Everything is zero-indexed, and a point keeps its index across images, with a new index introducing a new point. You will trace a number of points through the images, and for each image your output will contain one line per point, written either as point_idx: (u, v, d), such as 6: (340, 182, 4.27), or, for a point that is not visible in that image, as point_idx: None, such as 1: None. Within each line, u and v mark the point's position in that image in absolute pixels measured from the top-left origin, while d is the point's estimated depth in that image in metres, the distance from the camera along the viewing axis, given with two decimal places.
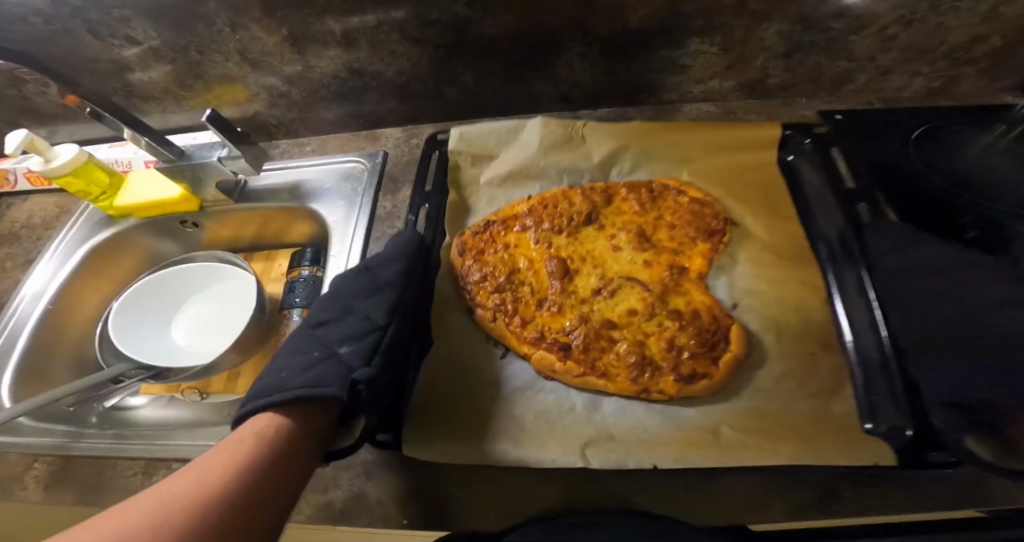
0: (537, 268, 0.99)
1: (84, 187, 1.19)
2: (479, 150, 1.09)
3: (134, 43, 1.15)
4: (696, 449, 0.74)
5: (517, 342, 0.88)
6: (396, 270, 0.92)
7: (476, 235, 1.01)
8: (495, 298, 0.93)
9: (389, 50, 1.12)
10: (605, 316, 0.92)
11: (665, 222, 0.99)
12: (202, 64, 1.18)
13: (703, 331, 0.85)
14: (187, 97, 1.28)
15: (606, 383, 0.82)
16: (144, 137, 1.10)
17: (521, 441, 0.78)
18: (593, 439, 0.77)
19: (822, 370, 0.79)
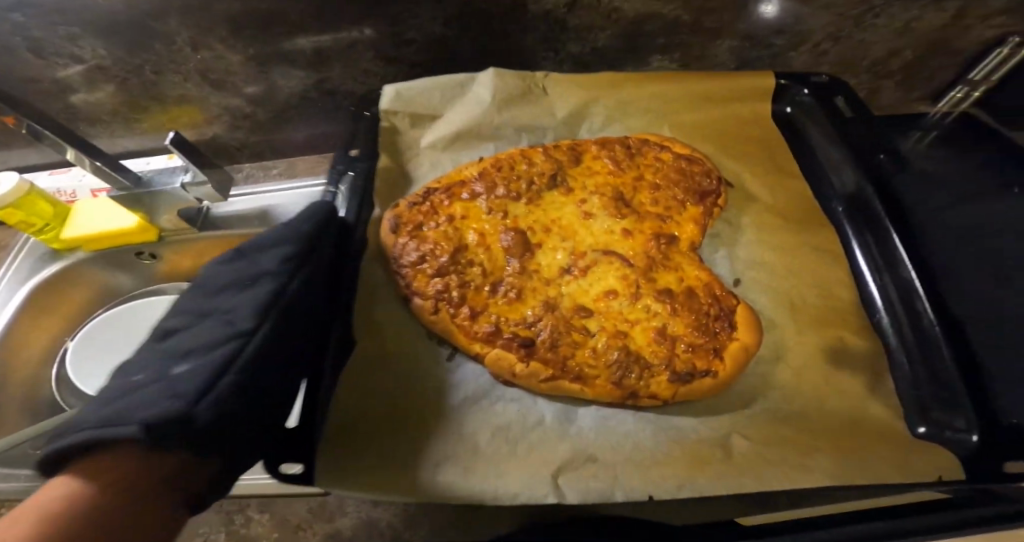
0: (488, 244, 0.88)
1: (26, 220, 1.06)
2: (419, 109, 0.98)
3: (81, 62, 1.06)
4: (705, 466, 0.68)
5: (467, 341, 0.79)
6: (280, 256, 0.76)
7: (413, 206, 0.90)
8: (437, 284, 0.83)
9: (360, 68, 1.11)
10: (577, 300, 0.83)
11: (646, 183, 0.95)
12: (158, 84, 1.13)
13: (703, 318, 0.81)
14: (140, 119, 1.22)
15: (585, 389, 0.76)
16: (95, 161, 1.01)
17: (473, 465, 0.69)
18: (567, 464, 0.69)
19: (854, 356, 0.79)
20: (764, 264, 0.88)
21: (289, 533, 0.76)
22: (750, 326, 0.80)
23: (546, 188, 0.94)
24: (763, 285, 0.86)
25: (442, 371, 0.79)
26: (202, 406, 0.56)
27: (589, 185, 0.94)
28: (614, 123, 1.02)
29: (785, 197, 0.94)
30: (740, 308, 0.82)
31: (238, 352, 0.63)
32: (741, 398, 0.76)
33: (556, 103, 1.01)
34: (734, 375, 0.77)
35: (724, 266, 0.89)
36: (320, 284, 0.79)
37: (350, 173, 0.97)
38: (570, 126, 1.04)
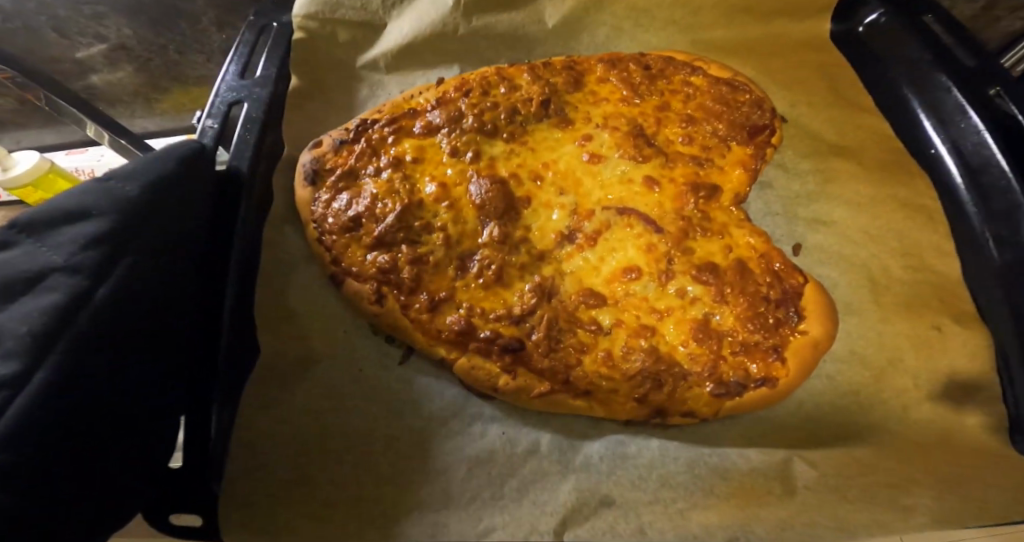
0: (454, 199, 0.69)
1: (45, 197, 1.02)
2: (354, 16, 0.76)
3: (104, 41, 1.04)
4: (758, 505, 0.54)
5: (431, 343, 0.64)
6: (77, 242, 0.43)
7: (343, 145, 0.72)
8: (376, 262, 0.66)
9: None
10: (584, 281, 0.67)
11: (673, 114, 0.77)
12: (180, 64, 1.11)
13: (761, 304, 0.66)
14: (160, 99, 1.21)
15: (595, 407, 0.62)
16: (120, 140, 1.01)
17: (445, 519, 0.55)
18: (573, 512, 0.55)
19: (955, 347, 0.62)
20: (834, 225, 0.71)
21: None
22: (823, 314, 0.65)
23: (534, 119, 0.75)
24: (830, 252, 0.70)
25: (393, 379, 0.63)
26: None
27: (594, 115, 0.76)
28: (623, 38, 0.83)
29: (859, 135, 0.76)
30: (809, 288, 0.66)
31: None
32: (813, 419, 0.61)
33: (544, 8, 0.81)
34: (802, 382, 0.63)
35: (774, 230, 0.72)
36: (192, 242, 0.54)
37: (244, 101, 0.69)
38: (565, 39, 0.83)
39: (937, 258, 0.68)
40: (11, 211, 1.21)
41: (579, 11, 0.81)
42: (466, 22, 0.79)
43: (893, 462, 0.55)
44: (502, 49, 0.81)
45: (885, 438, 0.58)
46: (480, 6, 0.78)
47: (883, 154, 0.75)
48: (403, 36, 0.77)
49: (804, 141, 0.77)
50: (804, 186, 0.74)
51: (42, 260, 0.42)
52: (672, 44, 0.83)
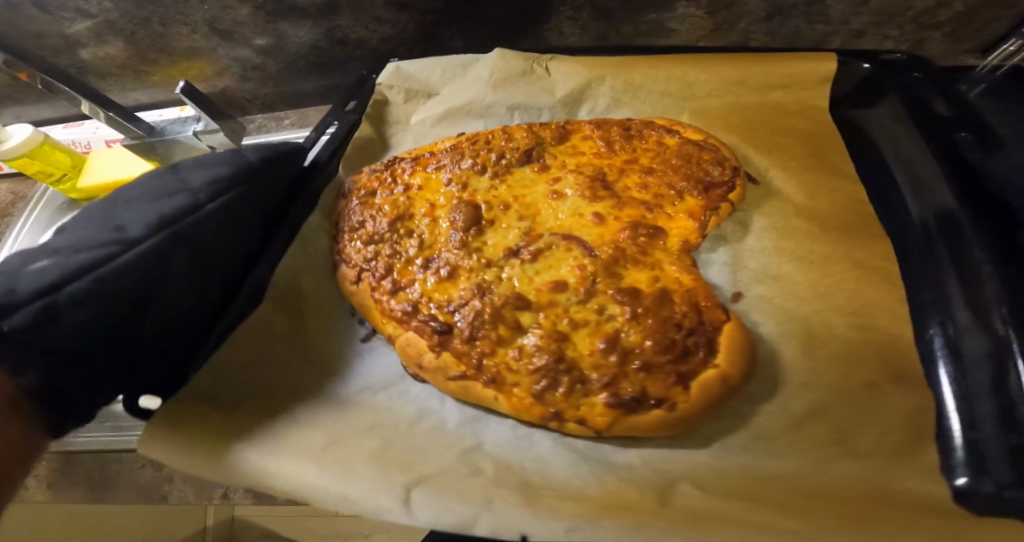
0: (436, 216, 0.83)
1: (43, 170, 1.05)
2: (416, 85, 0.98)
3: (89, 17, 1.05)
4: (622, 509, 0.53)
5: (381, 322, 0.75)
6: (214, 177, 0.65)
7: (373, 174, 0.89)
8: (367, 254, 0.80)
9: (373, 15, 1.03)
10: (516, 287, 0.73)
11: (635, 167, 0.85)
12: (166, 37, 1.10)
13: (672, 329, 0.68)
14: (149, 72, 1.18)
15: (500, 400, 0.66)
16: (106, 112, 1.02)
17: (328, 456, 0.59)
18: (436, 476, 0.57)
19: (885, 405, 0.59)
20: (780, 277, 0.72)
21: None
22: (737, 350, 0.65)
23: (517, 164, 0.87)
24: (771, 304, 0.70)
25: (352, 351, 0.74)
26: (18, 310, 0.49)
27: (569, 165, 0.87)
28: (622, 106, 0.94)
29: (828, 198, 0.78)
30: (727, 326, 0.68)
31: (98, 261, 0.53)
32: (695, 438, 0.63)
33: (556, 82, 0.95)
34: (702, 411, 0.62)
35: (719, 278, 0.75)
36: (257, 203, 0.70)
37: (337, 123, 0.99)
38: (569, 108, 0.96)
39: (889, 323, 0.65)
40: (17, 183, 1.22)
41: (588, 83, 0.94)
42: (494, 91, 0.96)
43: (726, 504, 0.52)
44: (517, 116, 0.96)
45: (741, 461, 0.59)
46: (507, 81, 0.96)
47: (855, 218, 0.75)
48: (443, 105, 0.98)
49: (772, 204, 0.80)
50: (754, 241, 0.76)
51: (173, 199, 0.61)
52: (667, 110, 0.93)
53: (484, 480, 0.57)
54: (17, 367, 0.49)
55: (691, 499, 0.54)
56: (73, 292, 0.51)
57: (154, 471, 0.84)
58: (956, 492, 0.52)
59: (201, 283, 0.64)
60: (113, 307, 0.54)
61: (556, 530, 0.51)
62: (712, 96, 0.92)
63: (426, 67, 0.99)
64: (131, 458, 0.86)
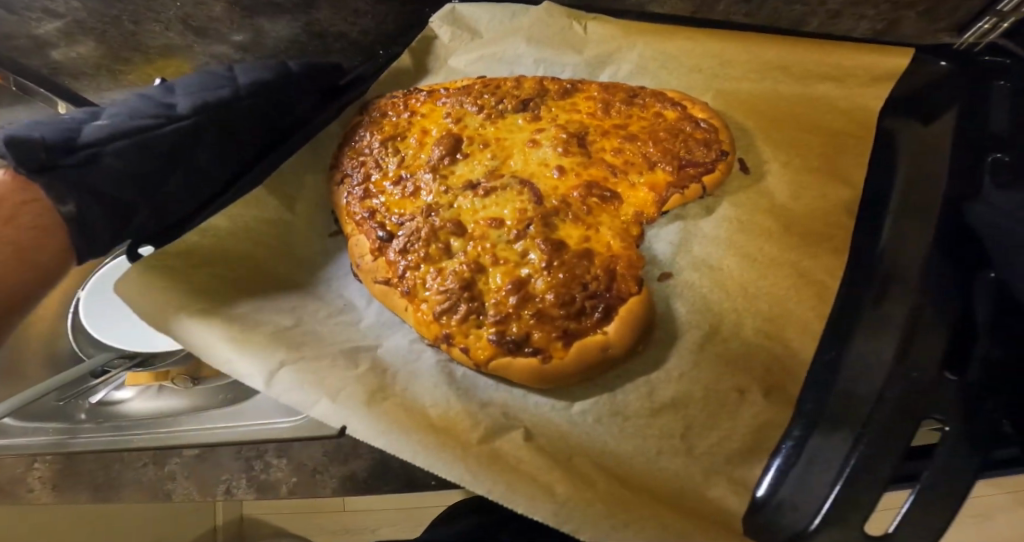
0: (424, 143, 0.91)
1: None
2: (466, 24, 1.02)
3: (56, 17, 1.03)
4: (445, 432, 0.59)
5: (345, 223, 0.85)
6: (252, 77, 0.80)
7: (391, 99, 0.95)
8: (355, 163, 0.90)
9: (352, 8, 1.00)
10: (458, 216, 0.82)
11: (619, 133, 0.89)
12: (139, 35, 1.08)
13: (574, 282, 0.74)
14: (124, 71, 1.17)
15: (409, 311, 0.75)
16: None
17: (240, 326, 0.68)
18: (311, 365, 0.65)
19: (745, 409, 0.62)
20: (718, 273, 0.74)
21: (307, 475, 0.80)
22: (632, 324, 0.69)
23: (512, 109, 0.91)
24: (695, 294, 0.73)
25: (327, 246, 0.85)
26: (75, 152, 0.62)
27: (559, 120, 0.91)
28: (643, 76, 0.97)
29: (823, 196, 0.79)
30: (634, 299, 0.71)
31: (145, 129, 0.68)
32: (569, 390, 0.68)
33: (586, 44, 0.99)
34: (575, 372, 0.67)
35: (661, 250, 0.78)
36: (281, 107, 0.84)
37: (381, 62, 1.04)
38: (592, 73, 1.00)
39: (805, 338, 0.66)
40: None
41: (612, 51, 0.98)
42: (527, 47, 1.00)
43: (538, 462, 0.57)
44: (542, 69, 1.01)
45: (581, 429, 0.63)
46: (542, 40, 1.00)
47: (823, 228, 0.76)
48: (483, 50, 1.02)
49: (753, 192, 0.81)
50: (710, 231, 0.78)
51: (214, 91, 0.76)
52: (691, 84, 0.95)
53: (353, 373, 0.64)
54: (62, 195, 0.61)
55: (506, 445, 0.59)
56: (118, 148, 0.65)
57: (155, 468, 0.85)
58: (751, 504, 0.58)
59: (219, 162, 0.79)
60: (142, 163, 0.67)
61: (370, 433, 0.58)
62: (746, 79, 0.91)
63: (484, 9, 1.01)
64: (132, 456, 0.87)
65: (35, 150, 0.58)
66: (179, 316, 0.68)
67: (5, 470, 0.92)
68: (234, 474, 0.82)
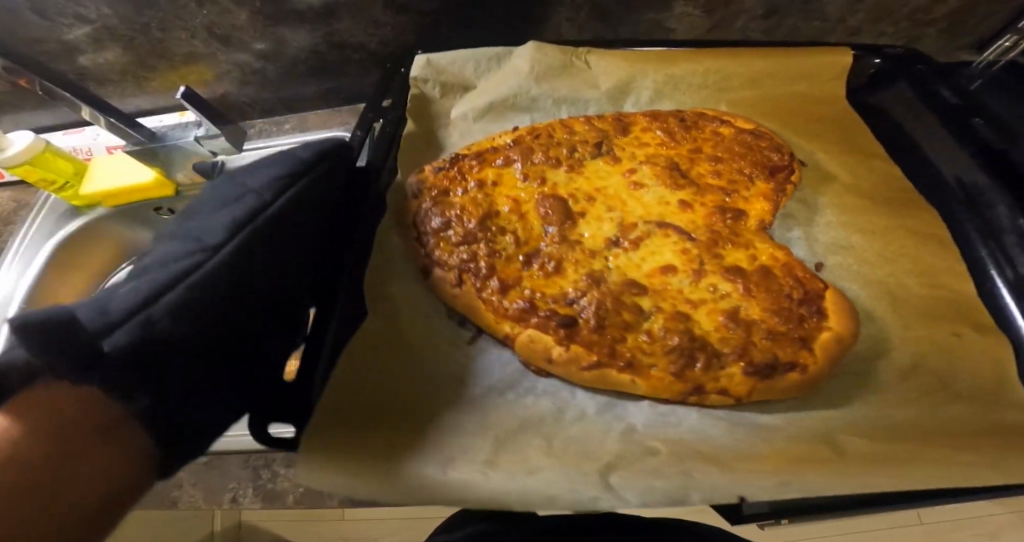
0: (522, 212, 0.85)
1: (46, 177, 1.05)
2: (450, 79, 0.97)
3: (86, 22, 1.04)
4: (812, 463, 0.59)
5: (496, 322, 0.74)
6: (269, 176, 0.66)
7: (439, 170, 0.87)
8: (463, 255, 0.80)
9: (371, 19, 1.04)
10: (627, 274, 0.79)
11: (704, 155, 0.92)
12: (164, 42, 1.09)
13: (784, 301, 0.76)
14: (149, 78, 1.18)
15: (638, 382, 0.69)
16: (107, 118, 1.02)
17: (494, 461, 0.61)
18: (618, 460, 0.61)
19: (972, 356, 0.71)
20: (852, 249, 0.83)
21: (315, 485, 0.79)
22: (842, 314, 0.74)
23: (589, 156, 0.91)
24: (850, 271, 0.81)
25: (463, 355, 0.73)
26: (116, 330, 0.48)
27: (638, 155, 0.92)
28: (665, 98, 0.99)
29: (870, 176, 0.89)
30: (827, 294, 0.76)
31: (184, 274, 0.54)
32: (815, 401, 0.69)
33: (598, 76, 0.98)
34: (825, 371, 0.70)
35: (801, 248, 0.84)
36: (327, 198, 0.71)
37: (381, 119, 0.95)
38: (614, 104, 0.99)
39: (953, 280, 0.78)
40: (20, 191, 1.22)
41: (629, 77, 0.98)
42: (537, 85, 0.97)
43: (893, 449, 0.61)
44: (563, 108, 0.99)
45: (865, 413, 0.67)
46: (549, 75, 0.97)
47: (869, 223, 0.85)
48: (488, 97, 0.97)
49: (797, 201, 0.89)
50: (821, 217, 0.87)
51: (241, 201, 0.62)
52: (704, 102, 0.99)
53: (662, 457, 0.61)
54: (127, 391, 0.48)
55: (856, 446, 0.62)
56: (171, 302, 0.52)
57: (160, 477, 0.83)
58: None
59: (291, 275, 0.64)
60: (213, 305, 0.54)
61: (776, 489, 0.57)
62: (746, 88, 0.98)
63: (457, 60, 0.97)
64: None
65: (74, 344, 0.45)
66: (412, 467, 0.60)
67: None
68: (241, 482, 0.81)
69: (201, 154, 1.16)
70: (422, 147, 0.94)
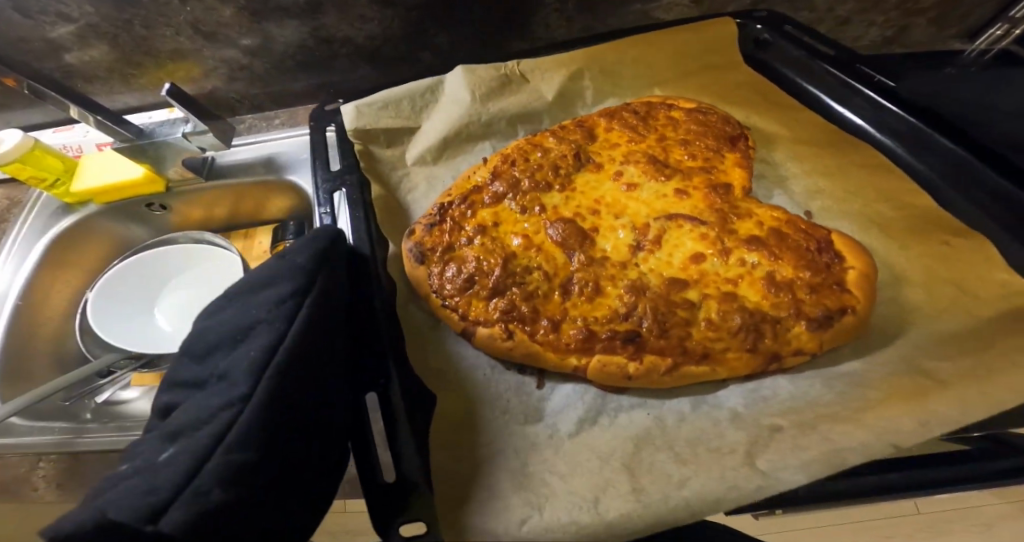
0: (537, 243, 0.83)
1: (36, 175, 1.04)
2: (390, 123, 0.94)
3: (69, 20, 1.03)
4: (922, 396, 0.62)
5: (556, 358, 0.73)
6: (272, 301, 0.59)
7: (429, 230, 0.85)
8: (499, 305, 0.78)
9: (358, 14, 1.03)
10: (664, 274, 0.79)
11: (673, 140, 0.94)
12: (149, 40, 1.08)
13: (807, 255, 0.78)
14: (136, 75, 1.16)
15: (718, 369, 0.71)
16: (93, 116, 0.99)
17: (641, 485, 0.60)
18: (754, 446, 0.62)
19: (965, 254, 0.75)
20: (822, 193, 0.87)
21: None
22: (855, 250, 0.77)
23: (574, 169, 0.91)
24: (836, 213, 0.85)
25: (535, 400, 0.72)
26: (170, 509, 0.42)
27: (616, 155, 0.93)
28: (610, 93, 1.02)
29: (808, 129, 0.94)
30: (835, 238, 0.79)
31: (217, 438, 0.47)
32: (871, 338, 0.72)
33: (542, 88, 1.00)
34: (871, 304, 0.72)
35: (786, 203, 0.88)
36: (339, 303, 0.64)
37: (342, 186, 0.87)
38: (569, 107, 1.01)
39: (916, 198, 0.82)
40: (13, 189, 1.21)
41: (569, 80, 1.00)
42: (485, 109, 0.97)
43: (968, 367, 0.64)
44: (521, 127, 0.99)
45: (919, 335, 0.70)
46: (493, 94, 0.98)
47: (824, 168, 0.89)
48: (439, 131, 0.95)
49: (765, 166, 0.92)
50: (785, 171, 0.91)
51: (255, 336, 0.55)
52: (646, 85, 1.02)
53: (785, 434, 0.62)
54: None
55: (944, 370, 0.65)
56: (214, 469, 0.45)
57: None
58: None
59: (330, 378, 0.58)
60: (269, 449, 0.48)
61: (919, 431, 0.59)
62: (671, 72, 1.02)
63: (388, 105, 0.95)
64: None
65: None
66: (547, 518, 0.58)
67: (10, 469, 0.87)
68: None
69: (192, 151, 1.09)
70: (395, 206, 0.90)
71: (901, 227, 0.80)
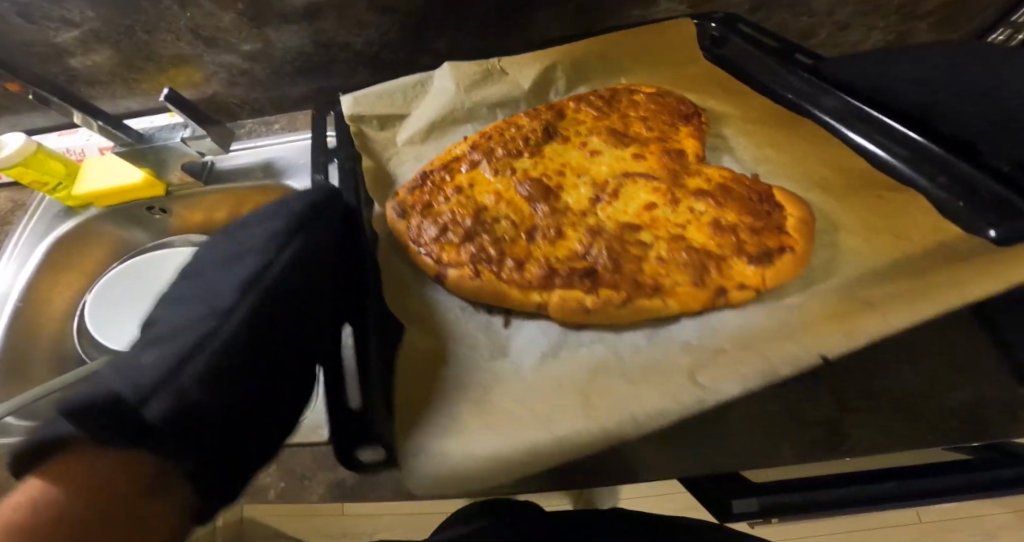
0: (506, 198, 0.89)
1: (38, 179, 1.06)
2: (384, 110, 0.97)
3: (73, 27, 1.05)
4: (853, 317, 0.64)
5: (517, 295, 0.76)
6: (271, 234, 0.73)
7: (413, 189, 0.89)
8: (470, 250, 0.82)
9: (356, 19, 1.06)
10: (619, 221, 0.85)
11: (634, 116, 0.97)
12: (151, 45, 1.11)
13: (750, 204, 0.82)
14: (138, 80, 1.19)
15: (669, 303, 0.73)
16: (95, 121, 1.01)
17: (599, 407, 0.62)
18: (700, 365, 0.65)
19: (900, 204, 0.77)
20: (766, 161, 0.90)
21: None
22: (794, 201, 0.81)
23: (545, 139, 0.95)
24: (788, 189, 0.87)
25: (502, 338, 0.75)
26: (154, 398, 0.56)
27: (584, 127, 0.97)
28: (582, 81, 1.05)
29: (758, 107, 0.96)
30: (774, 190, 0.83)
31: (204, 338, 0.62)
32: (812, 275, 0.75)
33: (520, 77, 1.02)
34: (807, 241, 0.76)
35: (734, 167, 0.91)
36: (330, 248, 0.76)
37: (334, 160, 0.94)
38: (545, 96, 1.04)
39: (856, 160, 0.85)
40: (15, 192, 1.23)
41: (545, 70, 1.03)
42: (471, 96, 1.00)
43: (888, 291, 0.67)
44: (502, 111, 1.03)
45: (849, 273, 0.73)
46: (477, 83, 1.01)
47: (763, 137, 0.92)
48: (427, 117, 0.98)
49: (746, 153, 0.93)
50: (736, 145, 0.93)
51: (246, 261, 0.71)
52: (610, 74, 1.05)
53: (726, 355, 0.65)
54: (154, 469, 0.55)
55: (874, 295, 0.67)
56: (200, 367, 0.59)
57: None
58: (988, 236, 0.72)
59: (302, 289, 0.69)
60: (249, 354, 0.62)
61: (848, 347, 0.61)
62: (634, 61, 1.05)
63: (383, 95, 0.98)
64: None
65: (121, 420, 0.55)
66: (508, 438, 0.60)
67: None
68: None
69: (191, 156, 1.11)
70: (385, 177, 0.95)
71: (839, 187, 0.83)
